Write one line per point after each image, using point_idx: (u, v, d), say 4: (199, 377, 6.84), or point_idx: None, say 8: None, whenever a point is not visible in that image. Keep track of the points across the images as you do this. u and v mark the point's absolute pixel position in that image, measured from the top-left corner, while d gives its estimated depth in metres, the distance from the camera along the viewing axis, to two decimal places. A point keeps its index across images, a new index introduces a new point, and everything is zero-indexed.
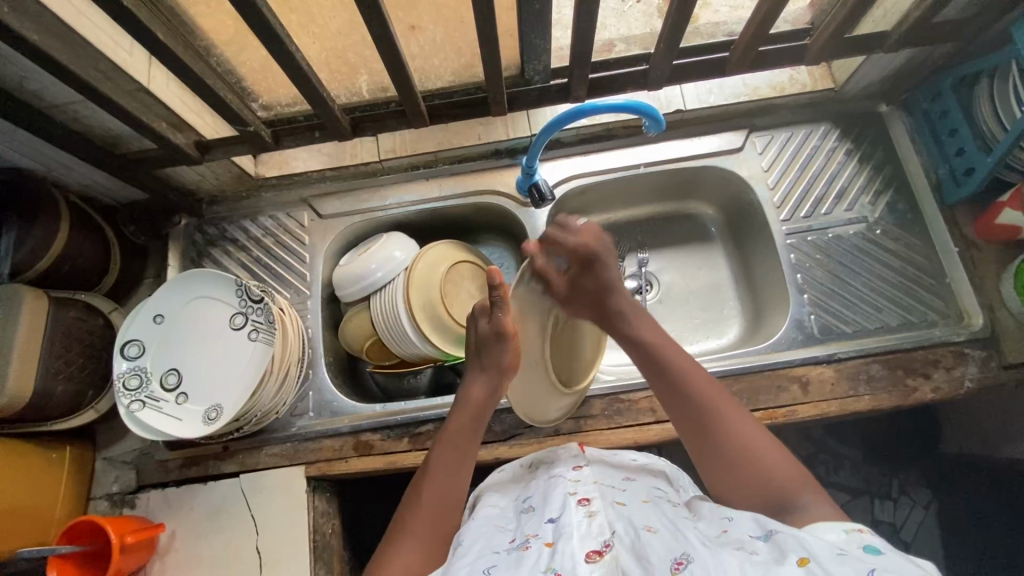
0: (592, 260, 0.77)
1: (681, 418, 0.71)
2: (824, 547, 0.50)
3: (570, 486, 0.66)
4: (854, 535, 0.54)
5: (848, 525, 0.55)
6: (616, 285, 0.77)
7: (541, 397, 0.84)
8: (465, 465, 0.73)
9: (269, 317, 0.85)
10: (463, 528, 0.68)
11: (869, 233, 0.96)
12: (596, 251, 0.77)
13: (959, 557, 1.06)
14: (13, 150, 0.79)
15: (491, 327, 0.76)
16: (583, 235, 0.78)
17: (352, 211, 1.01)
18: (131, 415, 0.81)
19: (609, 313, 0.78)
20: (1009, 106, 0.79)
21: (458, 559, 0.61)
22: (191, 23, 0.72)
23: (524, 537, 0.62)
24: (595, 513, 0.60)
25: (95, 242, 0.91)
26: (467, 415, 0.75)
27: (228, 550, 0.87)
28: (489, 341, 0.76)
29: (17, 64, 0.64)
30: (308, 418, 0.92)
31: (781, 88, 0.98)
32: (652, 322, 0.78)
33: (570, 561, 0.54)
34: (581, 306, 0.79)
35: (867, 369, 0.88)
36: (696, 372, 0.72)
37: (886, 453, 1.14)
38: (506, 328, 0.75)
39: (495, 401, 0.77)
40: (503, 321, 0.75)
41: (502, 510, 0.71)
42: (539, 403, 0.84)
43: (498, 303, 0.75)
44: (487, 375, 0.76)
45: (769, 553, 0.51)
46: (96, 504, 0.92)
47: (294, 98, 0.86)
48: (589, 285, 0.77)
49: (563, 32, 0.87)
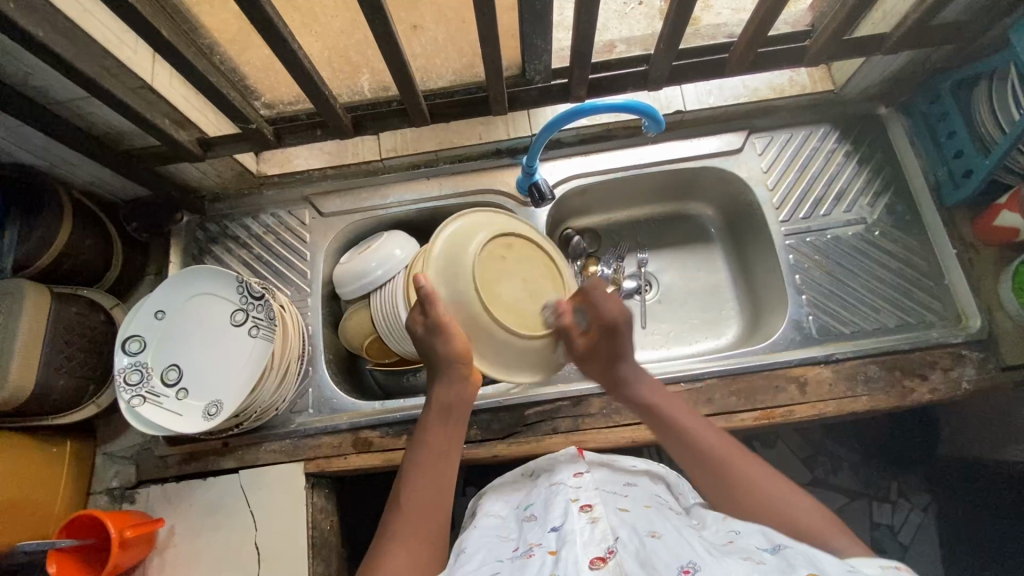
0: (614, 328, 0.76)
1: (693, 469, 0.72)
2: (835, 565, 0.52)
3: (571, 492, 0.67)
4: (890, 571, 0.53)
5: (883, 560, 0.54)
6: (629, 352, 0.79)
7: (517, 358, 0.74)
8: (444, 465, 0.74)
9: (270, 313, 0.86)
10: (464, 538, 0.69)
11: (868, 235, 0.96)
12: (621, 320, 0.77)
13: (955, 557, 1.07)
14: (19, 146, 0.79)
15: (427, 325, 0.74)
16: (612, 304, 0.77)
17: (352, 209, 1.02)
18: (131, 410, 0.82)
19: (616, 378, 0.79)
20: (1007, 110, 0.80)
21: (461, 568, 0.62)
22: (196, 21, 0.72)
23: (527, 545, 0.62)
24: (598, 519, 0.61)
25: (97, 237, 0.92)
26: (435, 414, 0.76)
27: (227, 545, 0.87)
28: (431, 341, 0.74)
29: (22, 59, 0.65)
30: (307, 415, 0.93)
31: (781, 89, 0.98)
32: (658, 386, 0.79)
33: (575, 567, 0.54)
34: (593, 368, 0.79)
35: (865, 370, 0.89)
36: (702, 428, 0.73)
37: (883, 455, 1.15)
38: (439, 320, 0.72)
39: (464, 398, 0.77)
40: (436, 315, 0.72)
41: (503, 519, 0.72)
42: (515, 364, 0.74)
43: (424, 301, 0.72)
44: (445, 374, 0.75)
45: (776, 565, 0.52)
46: (96, 499, 0.92)
47: (297, 97, 0.87)
48: (605, 350, 0.78)
49: (566, 34, 0.88)
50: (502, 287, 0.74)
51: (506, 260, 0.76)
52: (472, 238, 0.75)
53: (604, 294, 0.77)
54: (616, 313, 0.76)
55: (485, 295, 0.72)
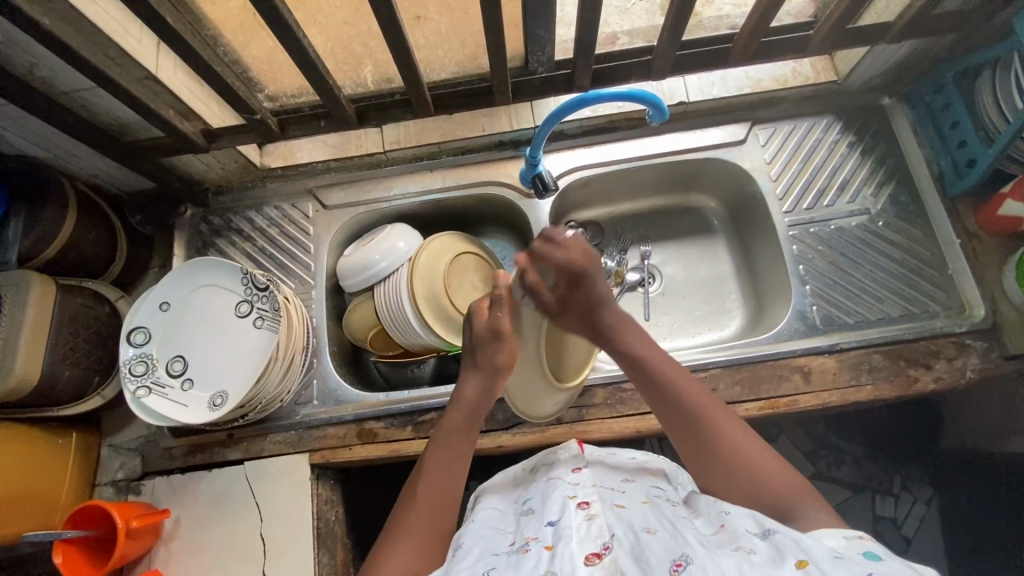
0: (578, 274, 0.77)
1: (662, 411, 0.73)
2: (821, 550, 0.51)
3: (569, 488, 0.66)
4: (854, 542, 0.54)
5: (848, 532, 0.55)
6: (605, 297, 0.78)
7: (534, 392, 0.84)
8: (462, 464, 0.74)
9: (275, 305, 0.86)
10: (461, 531, 0.69)
11: (871, 225, 0.96)
12: (583, 265, 0.77)
13: (959, 551, 1.07)
14: (22, 136, 0.79)
15: (487, 327, 0.78)
16: (569, 249, 0.78)
17: (356, 201, 1.02)
18: (136, 400, 0.82)
19: (600, 329, 0.78)
20: (1010, 98, 0.80)
21: (458, 561, 0.62)
22: (199, 12, 0.72)
23: (524, 539, 0.62)
24: (595, 516, 0.61)
25: (101, 229, 0.92)
26: (460, 415, 0.76)
27: (234, 535, 0.87)
28: (489, 344, 0.77)
29: (27, 48, 0.65)
30: (312, 406, 0.93)
31: (784, 80, 0.99)
32: (644, 337, 0.79)
33: (569, 564, 0.55)
34: (573, 321, 0.80)
35: (869, 359, 0.89)
36: (692, 389, 0.73)
37: (887, 449, 1.14)
38: (504, 328, 0.77)
39: (488, 401, 0.78)
40: (501, 320, 0.77)
41: (502, 512, 0.72)
42: (536, 399, 0.85)
43: (496, 301, 0.79)
44: (482, 374, 0.77)
45: (765, 554, 0.52)
46: (101, 491, 0.92)
47: (300, 88, 0.87)
48: (580, 301, 0.78)
49: (567, 29, 0.87)
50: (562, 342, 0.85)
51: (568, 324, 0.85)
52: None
53: (556, 244, 0.78)
54: (576, 258, 0.77)
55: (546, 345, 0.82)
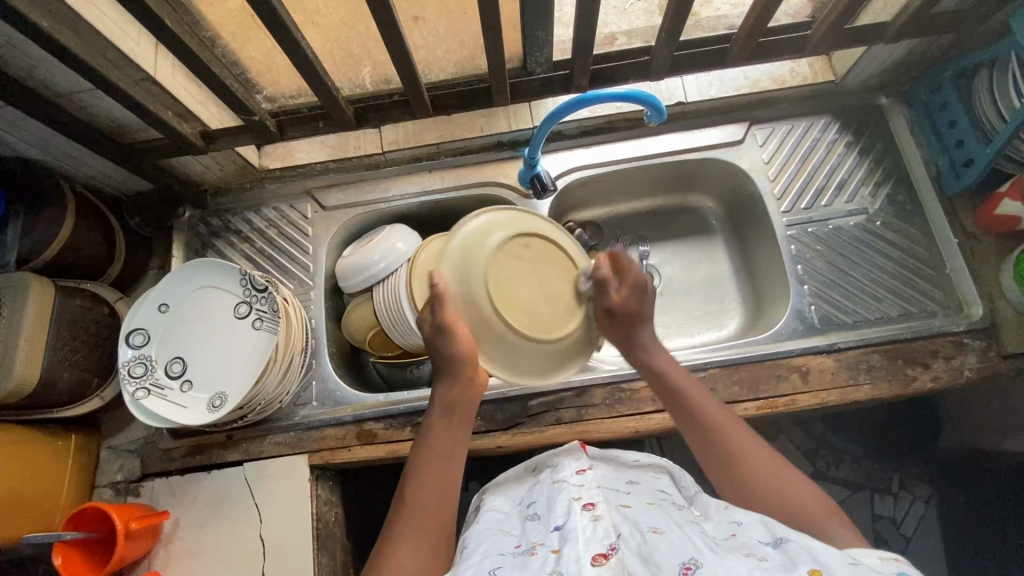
0: (644, 288, 0.80)
1: (692, 438, 0.74)
2: (837, 558, 0.51)
3: (573, 490, 0.67)
4: (890, 563, 0.53)
5: (883, 552, 0.55)
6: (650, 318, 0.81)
7: (531, 358, 0.73)
8: (451, 464, 0.74)
9: (273, 306, 0.86)
10: (467, 534, 0.69)
11: (869, 225, 0.96)
12: (648, 283, 0.80)
13: (957, 550, 1.07)
14: (20, 139, 0.79)
15: (433, 323, 0.74)
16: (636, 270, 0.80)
17: (354, 202, 1.02)
18: (136, 402, 0.82)
19: (634, 343, 0.80)
20: (1007, 97, 0.80)
21: (464, 561, 0.62)
22: (197, 13, 0.72)
23: (530, 544, 0.63)
24: (600, 517, 0.61)
25: (100, 231, 0.92)
26: (440, 416, 0.77)
27: (233, 537, 0.87)
28: (437, 341, 0.75)
29: (25, 50, 0.65)
30: (311, 407, 0.93)
31: (782, 80, 0.99)
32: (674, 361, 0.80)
33: (576, 565, 0.55)
34: (613, 329, 0.79)
35: (867, 359, 0.89)
36: (722, 416, 0.73)
37: (886, 448, 1.15)
38: (447, 322, 0.73)
39: (467, 399, 0.78)
40: (443, 315, 0.73)
41: (507, 516, 0.72)
42: (535, 363, 0.74)
43: (435, 301, 0.73)
44: (449, 376, 0.77)
45: (778, 560, 0.52)
46: (100, 492, 0.92)
47: (299, 90, 0.87)
48: (632, 309, 0.79)
49: (566, 29, 0.87)
50: (524, 289, 0.73)
51: (524, 261, 0.74)
52: (484, 246, 0.72)
53: (629, 261, 0.81)
54: (643, 275, 0.80)
55: (505, 303, 0.71)
